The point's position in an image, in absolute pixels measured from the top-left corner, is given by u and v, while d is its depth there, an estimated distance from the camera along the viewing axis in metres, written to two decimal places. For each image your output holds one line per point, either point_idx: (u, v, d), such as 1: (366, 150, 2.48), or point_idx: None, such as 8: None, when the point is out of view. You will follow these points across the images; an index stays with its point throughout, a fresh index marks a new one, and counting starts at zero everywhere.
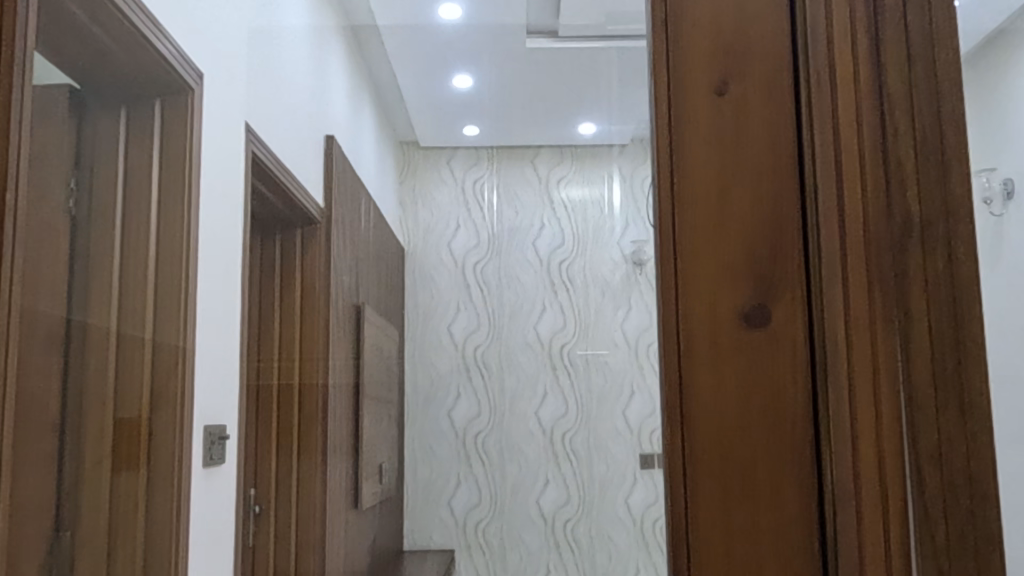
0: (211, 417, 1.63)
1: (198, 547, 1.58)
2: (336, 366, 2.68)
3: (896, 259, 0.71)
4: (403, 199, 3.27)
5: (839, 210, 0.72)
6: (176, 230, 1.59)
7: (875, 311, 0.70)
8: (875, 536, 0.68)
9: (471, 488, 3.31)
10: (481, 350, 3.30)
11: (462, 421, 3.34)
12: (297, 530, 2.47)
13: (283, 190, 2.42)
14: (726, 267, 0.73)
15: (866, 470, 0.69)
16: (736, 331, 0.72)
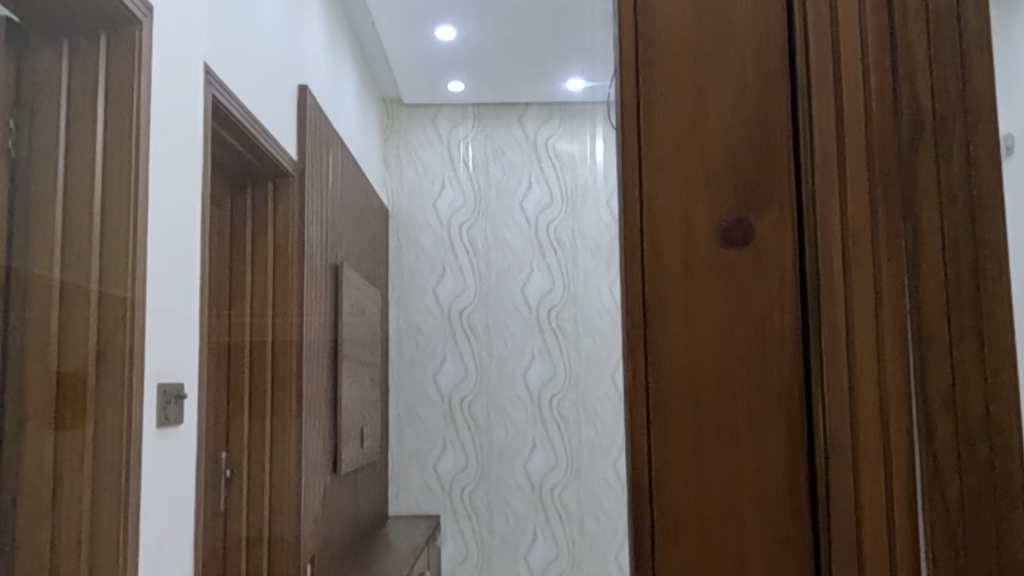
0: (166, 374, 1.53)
1: (155, 512, 1.48)
2: (311, 322, 2.56)
3: (918, 147, 0.49)
4: (388, 158, 3.33)
5: (848, 80, 0.51)
6: (123, 177, 1.42)
7: (880, 227, 0.49)
8: (891, 536, 0.48)
9: (457, 454, 3.29)
10: (467, 312, 3.42)
11: (448, 384, 3.36)
12: (271, 493, 2.38)
13: (255, 145, 2.26)
14: (693, 171, 0.52)
15: (880, 446, 0.48)
16: (714, 259, 0.51)
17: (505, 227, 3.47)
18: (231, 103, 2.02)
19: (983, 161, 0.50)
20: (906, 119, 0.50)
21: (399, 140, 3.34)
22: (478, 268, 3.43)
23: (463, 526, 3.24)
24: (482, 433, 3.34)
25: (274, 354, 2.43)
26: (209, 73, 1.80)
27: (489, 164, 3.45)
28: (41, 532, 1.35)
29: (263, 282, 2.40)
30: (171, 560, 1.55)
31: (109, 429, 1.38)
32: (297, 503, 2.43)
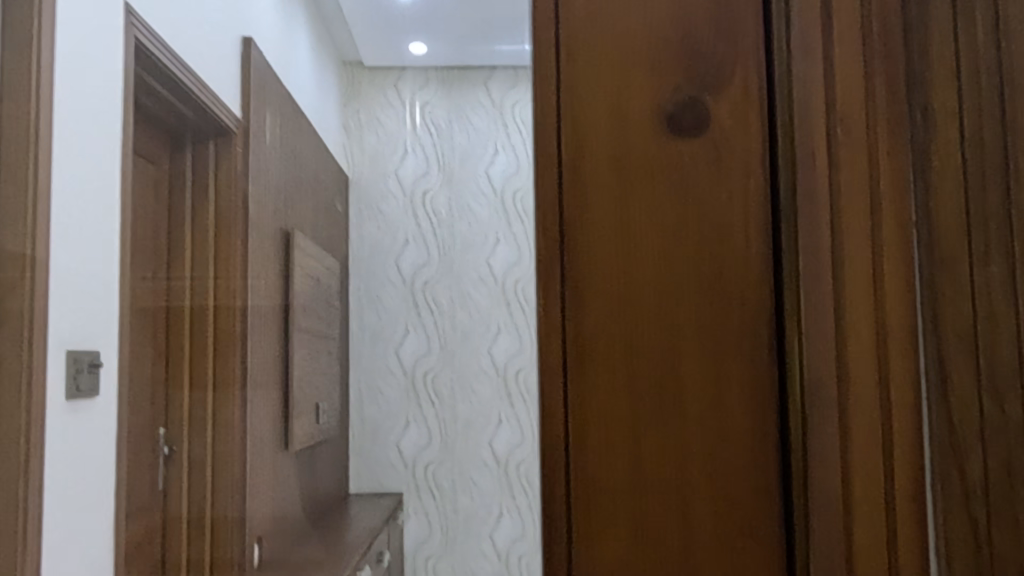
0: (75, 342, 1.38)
1: (65, 491, 1.36)
2: (258, 288, 2.41)
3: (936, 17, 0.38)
4: (348, 122, 3.26)
5: None
6: (21, 122, 1.28)
7: (878, 121, 0.38)
8: (875, 523, 0.37)
9: (420, 429, 3.17)
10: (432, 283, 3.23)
11: (411, 358, 3.21)
12: (213, 471, 2.23)
13: (192, 99, 2.11)
14: (633, 52, 0.39)
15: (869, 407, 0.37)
16: (656, 158, 0.39)
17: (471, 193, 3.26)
18: (157, 45, 1.86)
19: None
20: None
21: (359, 105, 3.28)
22: (443, 237, 3.24)
23: (428, 506, 3.11)
24: (447, 409, 3.18)
25: (216, 322, 2.27)
26: (131, 16, 1.63)
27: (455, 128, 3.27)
28: None
29: (203, 247, 2.27)
30: (85, 543, 1.42)
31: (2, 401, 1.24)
32: (243, 480, 2.29)
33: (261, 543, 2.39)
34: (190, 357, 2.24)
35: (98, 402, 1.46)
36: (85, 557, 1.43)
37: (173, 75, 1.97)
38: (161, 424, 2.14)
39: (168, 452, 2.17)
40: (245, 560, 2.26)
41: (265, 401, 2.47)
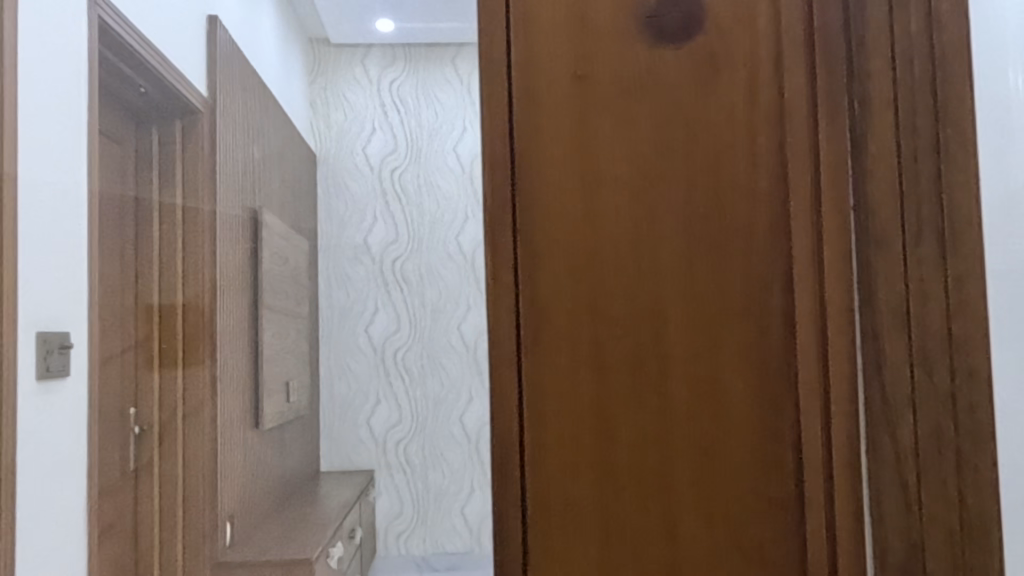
0: (48, 325, 1.40)
1: (41, 470, 1.37)
2: (226, 262, 2.40)
3: None
4: (314, 100, 3.15)
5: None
6: None
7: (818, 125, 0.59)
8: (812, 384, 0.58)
9: (389, 406, 3.08)
10: (398, 261, 3.10)
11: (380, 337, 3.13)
12: (185, 450, 2.25)
13: (156, 77, 2.09)
14: (614, 62, 0.60)
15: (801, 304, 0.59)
16: (649, 129, 0.60)
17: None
18: (117, 21, 1.83)
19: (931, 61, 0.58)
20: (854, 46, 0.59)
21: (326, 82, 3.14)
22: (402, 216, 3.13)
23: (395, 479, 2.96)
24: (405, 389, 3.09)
25: (184, 304, 2.27)
26: None
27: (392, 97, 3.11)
28: None
29: (171, 227, 2.27)
30: (60, 523, 1.44)
31: None
32: (213, 461, 2.29)
33: (233, 522, 2.37)
34: (160, 338, 2.24)
35: (69, 384, 1.47)
36: (61, 533, 1.44)
37: (135, 53, 1.94)
38: (134, 403, 2.13)
39: (140, 431, 2.17)
40: (215, 539, 2.27)
41: (234, 383, 2.47)
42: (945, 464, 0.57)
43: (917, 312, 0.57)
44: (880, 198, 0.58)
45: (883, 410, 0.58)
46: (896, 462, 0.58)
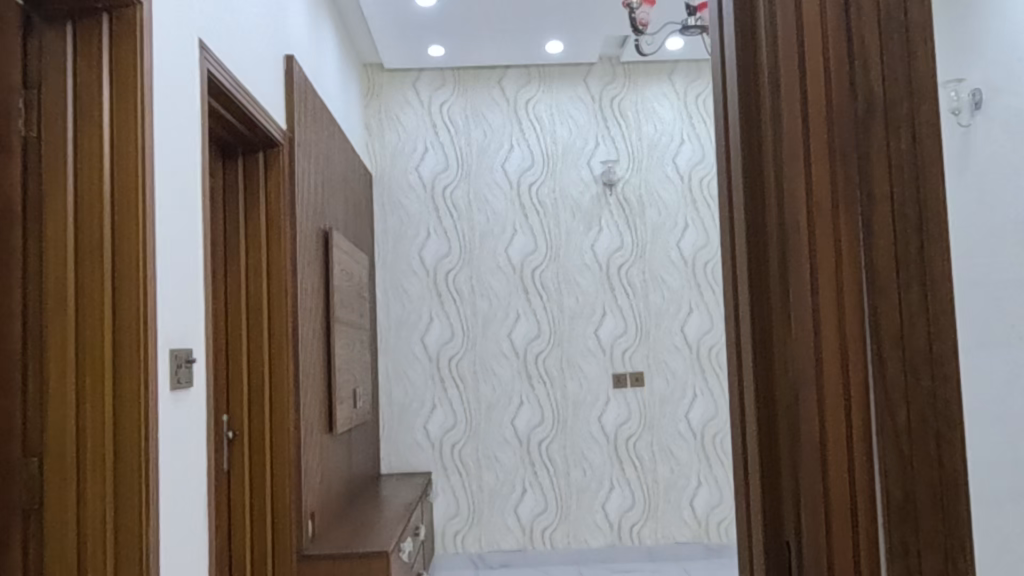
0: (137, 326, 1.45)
1: (175, 469, 1.62)
2: (302, 279, 2.62)
3: (857, 142, 0.66)
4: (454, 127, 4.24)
5: (797, 49, 0.67)
6: (125, 144, 1.51)
7: (837, 198, 0.66)
8: (837, 425, 0.65)
9: (535, 498, 4.06)
10: (542, 356, 4.10)
11: (608, 339, 4.12)
12: (271, 451, 2.43)
13: (252, 121, 2.28)
14: None
15: (827, 344, 0.65)
16: None
17: (571, 182, 4.17)
18: (228, 77, 2.04)
19: (929, 129, 0.66)
20: (862, 115, 0.66)
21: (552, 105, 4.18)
22: (552, 311, 4.11)
23: (456, 486, 4.05)
24: (584, 419, 4.09)
25: (269, 314, 2.48)
26: (203, 50, 1.88)
27: (470, 125, 4.17)
28: (67, 488, 1.44)
29: (256, 253, 2.48)
30: (188, 512, 1.68)
31: (127, 402, 1.48)
32: (296, 461, 2.47)
33: (315, 518, 2.63)
34: (248, 353, 2.46)
35: (191, 393, 1.72)
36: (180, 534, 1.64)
37: (242, 107, 2.17)
38: (226, 411, 2.42)
39: (232, 437, 2.41)
40: (301, 535, 2.48)
41: (310, 388, 2.67)
42: (930, 472, 0.64)
43: (907, 336, 0.65)
44: (881, 256, 0.65)
45: (889, 456, 0.64)
46: (904, 492, 0.64)
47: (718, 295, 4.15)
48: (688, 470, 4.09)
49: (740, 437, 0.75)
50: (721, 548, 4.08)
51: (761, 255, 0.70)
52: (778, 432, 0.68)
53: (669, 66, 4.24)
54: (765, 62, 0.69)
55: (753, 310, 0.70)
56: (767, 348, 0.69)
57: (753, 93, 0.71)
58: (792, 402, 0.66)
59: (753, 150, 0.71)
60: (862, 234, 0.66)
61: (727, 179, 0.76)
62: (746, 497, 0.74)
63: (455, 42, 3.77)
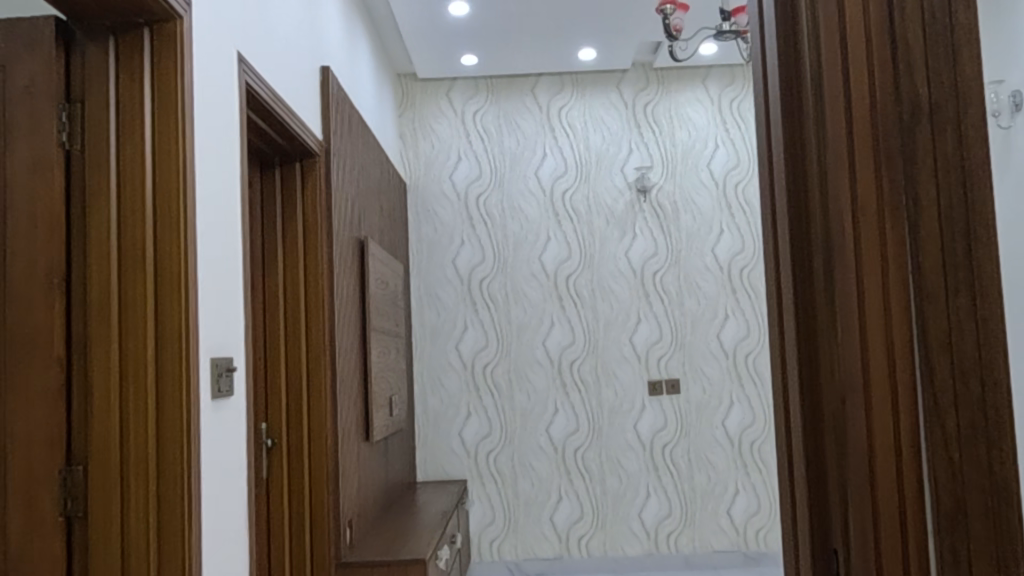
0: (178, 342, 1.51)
1: (217, 476, 1.64)
2: (339, 287, 2.64)
3: (902, 148, 0.66)
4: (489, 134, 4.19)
5: (841, 53, 0.67)
6: (165, 155, 1.54)
7: (883, 203, 0.65)
8: (885, 433, 0.64)
9: (571, 505, 4.05)
10: (577, 363, 4.10)
11: (644, 346, 4.11)
12: (310, 458, 2.45)
13: (289, 132, 2.30)
14: None
15: (875, 350, 0.65)
16: None
17: (604, 189, 4.16)
18: (265, 89, 2.06)
19: (975, 136, 0.65)
20: (907, 118, 0.66)
21: (586, 111, 4.19)
22: (587, 318, 4.11)
23: (491, 493, 4.06)
24: (620, 427, 4.07)
25: (307, 322, 2.50)
26: (242, 62, 1.91)
27: (503, 132, 4.18)
28: (112, 495, 1.47)
29: (293, 262, 2.50)
30: (230, 519, 1.70)
31: (169, 411, 1.49)
32: (334, 469, 2.48)
33: (352, 526, 2.65)
34: (285, 360, 2.48)
35: (232, 401, 1.74)
36: (222, 541, 1.66)
37: (280, 118, 2.19)
38: (265, 420, 2.44)
39: (270, 444, 2.44)
40: (340, 542, 2.49)
41: (347, 395, 2.69)
42: (981, 483, 0.63)
43: (956, 343, 0.64)
44: (928, 264, 0.65)
45: (937, 464, 0.64)
46: (955, 501, 0.63)
47: (754, 301, 4.12)
48: (725, 478, 4.07)
49: (784, 440, 0.75)
50: (759, 556, 4.05)
51: (805, 260, 0.70)
52: (825, 436, 0.68)
53: (703, 72, 4.23)
54: (809, 68, 0.69)
55: (799, 314, 0.70)
56: (812, 352, 0.69)
57: (796, 96, 0.71)
58: (839, 407, 0.66)
59: (797, 157, 0.70)
60: (908, 242, 0.65)
61: (769, 184, 0.76)
62: (791, 500, 0.74)
63: (488, 51, 3.79)
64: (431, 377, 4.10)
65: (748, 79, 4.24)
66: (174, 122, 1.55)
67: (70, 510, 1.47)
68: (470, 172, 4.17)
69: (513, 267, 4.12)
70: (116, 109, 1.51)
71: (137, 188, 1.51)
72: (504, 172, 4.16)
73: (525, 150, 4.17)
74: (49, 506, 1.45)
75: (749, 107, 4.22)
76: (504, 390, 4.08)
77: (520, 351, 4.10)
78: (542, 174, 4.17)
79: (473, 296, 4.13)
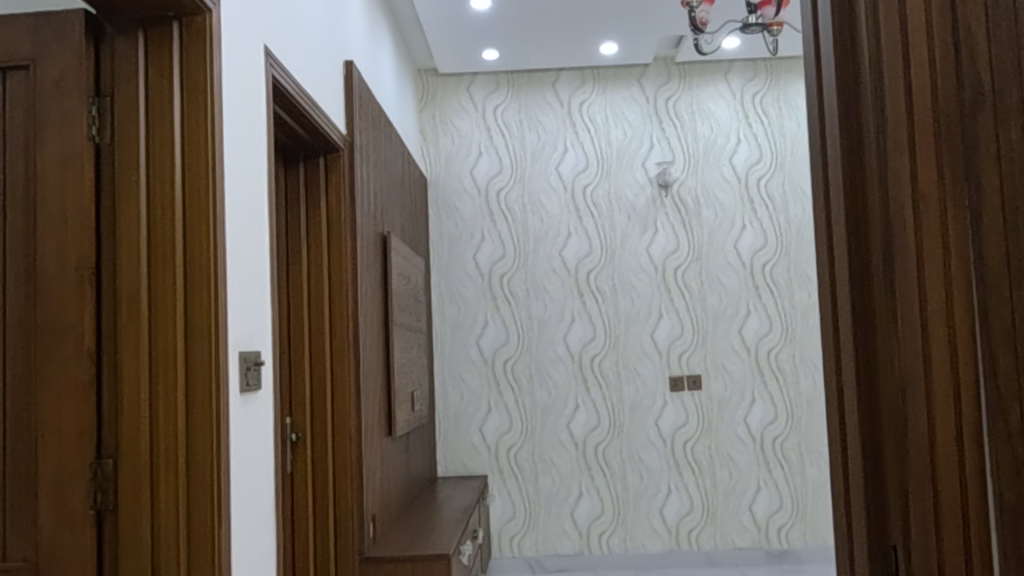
0: (209, 335, 1.50)
1: (246, 471, 1.64)
2: (362, 282, 2.63)
3: (964, 136, 0.64)
4: (511, 128, 4.17)
5: (901, 38, 0.66)
6: (195, 150, 1.53)
7: (944, 193, 0.64)
8: (947, 427, 0.62)
9: (592, 501, 4.04)
10: (598, 359, 4.08)
11: (665, 342, 4.09)
12: (334, 453, 2.45)
13: (314, 127, 2.30)
14: None
15: (936, 343, 0.63)
16: None
17: (626, 184, 4.14)
18: (291, 83, 2.06)
19: None
20: (968, 104, 0.64)
21: (607, 105, 4.17)
22: (607, 313, 4.10)
23: (512, 489, 4.06)
24: (640, 423, 4.06)
25: (330, 317, 2.50)
26: (269, 56, 1.90)
27: (524, 128, 4.16)
28: (141, 490, 1.47)
29: (317, 256, 2.50)
30: (258, 513, 1.71)
31: (197, 405, 1.49)
32: (358, 464, 2.48)
33: (375, 521, 2.65)
34: (309, 355, 2.48)
35: (260, 396, 1.74)
36: (251, 535, 1.66)
37: (306, 113, 2.19)
38: (289, 415, 2.45)
39: (294, 439, 2.44)
40: (364, 536, 2.49)
41: (370, 390, 2.69)
42: None
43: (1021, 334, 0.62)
44: (992, 256, 0.63)
45: (1002, 461, 0.62)
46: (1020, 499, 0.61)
47: (776, 297, 4.09)
48: (747, 475, 4.05)
49: (838, 432, 0.74)
50: (781, 554, 4.03)
51: (863, 253, 0.69)
52: (885, 429, 0.67)
53: (725, 66, 4.20)
54: (867, 57, 0.68)
55: (856, 307, 0.69)
56: (870, 347, 0.68)
57: (855, 86, 0.70)
58: (901, 402, 0.65)
59: (854, 149, 0.69)
60: (970, 233, 0.64)
61: (823, 176, 0.75)
62: (845, 493, 0.73)
63: (510, 46, 3.78)
64: (452, 373, 4.09)
65: (770, 72, 4.21)
66: (203, 115, 1.54)
67: (100, 503, 1.47)
68: (490, 166, 4.16)
69: (534, 262, 4.12)
70: (145, 103, 1.51)
71: (167, 182, 1.51)
72: (525, 166, 4.15)
73: (547, 145, 4.16)
74: (79, 500, 1.45)
75: (771, 101, 4.19)
76: (525, 385, 4.08)
77: (541, 347, 4.09)
78: (563, 169, 4.15)
79: (494, 291, 4.13)
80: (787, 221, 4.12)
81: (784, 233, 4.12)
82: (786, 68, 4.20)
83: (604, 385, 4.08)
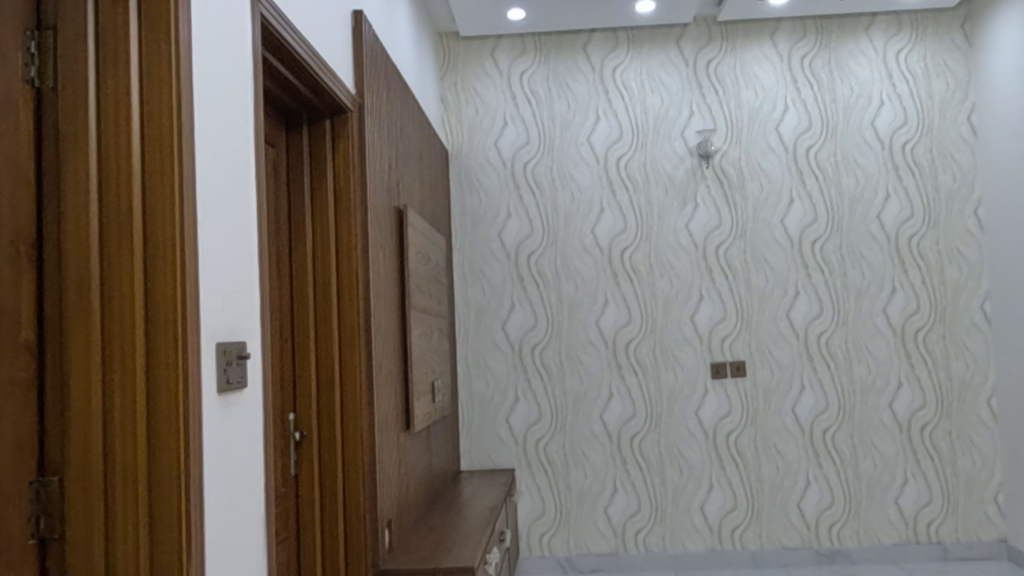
0: (174, 325, 1.22)
1: (226, 488, 1.36)
2: (375, 260, 2.35)
3: None
4: (538, 94, 3.86)
5: None
6: (157, 99, 1.23)
7: None
8: None
9: (627, 498, 3.75)
10: (634, 345, 3.78)
11: (706, 326, 3.78)
12: (343, 454, 2.17)
13: (317, 83, 2.01)
14: None
15: None
16: None
17: (664, 155, 3.83)
18: (287, 30, 1.77)
19: None
20: None
21: (642, 69, 3.86)
22: (645, 296, 3.79)
23: (542, 485, 3.77)
24: (680, 413, 3.76)
25: (341, 301, 2.22)
26: None
27: (553, 95, 3.86)
28: (94, 516, 1.19)
29: (324, 232, 2.22)
30: (243, 536, 1.43)
31: (161, 414, 1.21)
32: (372, 466, 2.20)
33: (392, 528, 2.37)
34: (315, 342, 2.21)
35: (244, 395, 1.46)
36: (234, 558, 1.39)
37: (306, 65, 1.90)
38: (293, 410, 2.17)
39: (298, 437, 2.17)
40: (377, 546, 2.20)
41: (385, 382, 2.40)
42: None
43: None
44: None
45: None
46: None
47: (827, 277, 3.78)
48: (796, 469, 3.74)
49: None
50: (832, 554, 3.72)
51: None
52: None
53: (772, 26, 3.86)
54: None
55: None
56: None
57: None
58: None
59: None
60: None
61: None
62: None
63: (537, 5, 3.47)
64: (478, 361, 3.81)
65: (820, 33, 3.87)
66: (166, 55, 1.24)
67: (43, 530, 1.19)
68: (517, 137, 3.86)
69: (565, 239, 3.82)
70: (94, 39, 1.22)
71: (123, 137, 1.22)
72: (554, 136, 3.85)
73: (577, 112, 3.85)
74: (16, 527, 1.18)
75: (822, 64, 3.85)
76: (556, 373, 3.79)
77: (573, 332, 3.80)
78: (594, 139, 3.84)
79: (521, 273, 3.83)
80: (840, 194, 3.80)
81: (836, 207, 3.79)
82: (838, 28, 3.87)
83: (640, 374, 3.78)
